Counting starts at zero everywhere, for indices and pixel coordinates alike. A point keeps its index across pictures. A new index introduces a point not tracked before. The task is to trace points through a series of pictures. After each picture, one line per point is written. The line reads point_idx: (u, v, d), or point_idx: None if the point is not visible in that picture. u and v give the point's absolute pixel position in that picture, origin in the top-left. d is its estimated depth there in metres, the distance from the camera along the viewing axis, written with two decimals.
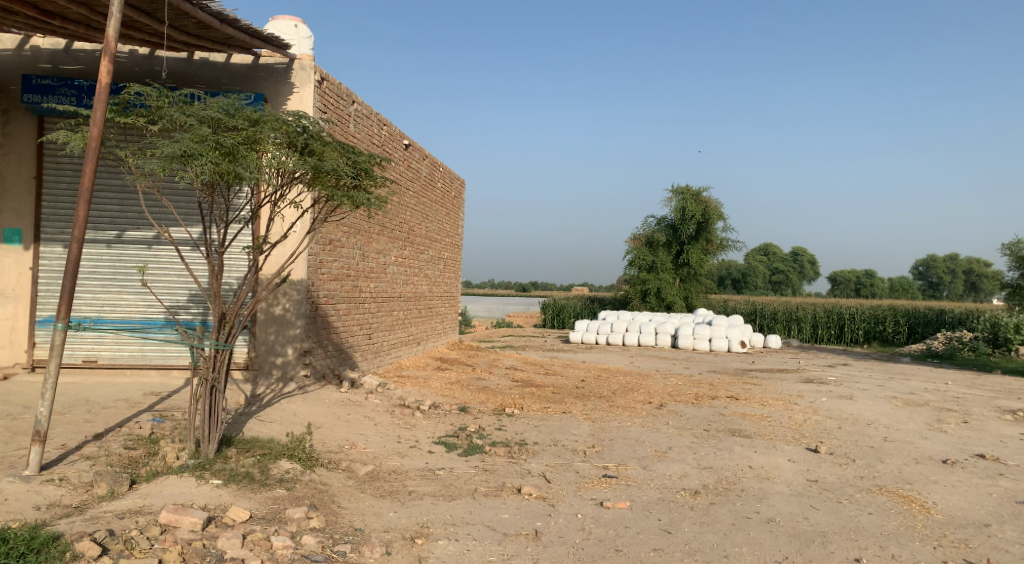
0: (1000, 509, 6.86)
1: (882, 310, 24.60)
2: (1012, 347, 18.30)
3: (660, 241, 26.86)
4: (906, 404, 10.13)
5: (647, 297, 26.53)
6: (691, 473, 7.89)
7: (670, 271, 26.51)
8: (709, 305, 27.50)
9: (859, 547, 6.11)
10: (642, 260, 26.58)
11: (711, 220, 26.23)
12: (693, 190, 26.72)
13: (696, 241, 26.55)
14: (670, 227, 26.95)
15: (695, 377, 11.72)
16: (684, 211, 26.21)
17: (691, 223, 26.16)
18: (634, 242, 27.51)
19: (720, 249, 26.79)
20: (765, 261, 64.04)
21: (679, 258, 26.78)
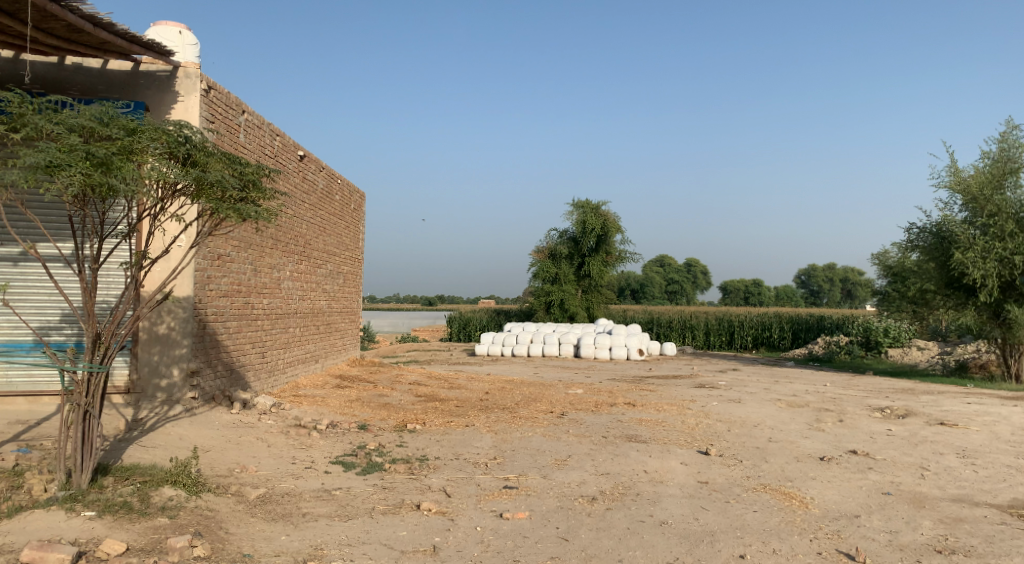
0: (869, 500, 7.36)
1: (768, 317, 25.99)
2: (882, 350, 19.73)
3: (563, 253, 27.38)
4: (789, 406, 10.70)
5: (551, 308, 26.96)
6: (590, 480, 8.04)
7: (573, 283, 27.06)
8: (610, 316, 28.16)
9: (744, 544, 6.40)
10: (546, 272, 27.03)
11: (611, 233, 26.95)
12: (593, 203, 27.41)
13: (597, 253, 27.20)
14: (572, 240, 27.52)
15: (596, 386, 11.96)
16: (584, 224, 26.82)
17: (591, 236, 26.79)
18: (537, 255, 27.86)
19: (619, 261, 27.52)
20: (660, 273, 66.13)
21: (581, 270, 27.34)
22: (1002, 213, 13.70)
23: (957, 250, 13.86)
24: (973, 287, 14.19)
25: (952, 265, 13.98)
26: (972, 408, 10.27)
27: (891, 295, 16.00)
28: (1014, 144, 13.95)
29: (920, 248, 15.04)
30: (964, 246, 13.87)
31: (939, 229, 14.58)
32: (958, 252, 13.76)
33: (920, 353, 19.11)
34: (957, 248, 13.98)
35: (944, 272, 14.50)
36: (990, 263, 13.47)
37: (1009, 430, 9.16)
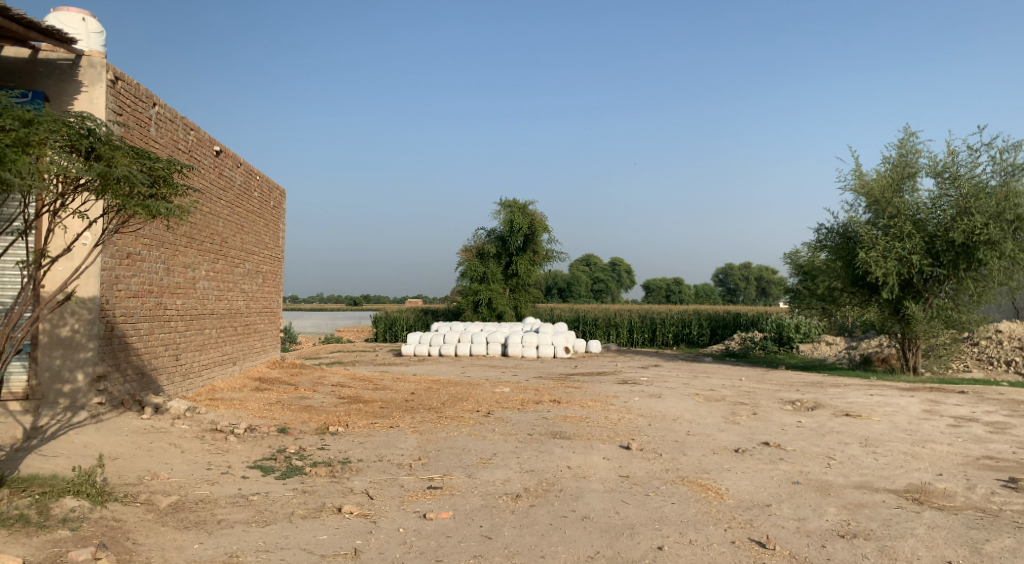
0: (779, 489, 7.69)
1: (688, 314, 26.81)
2: (794, 345, 20.70)
3: (490, 253, 27.44)
4: (707, 400, 11.06)
5: (479, 307, 27.03)
6: (514, 478, 8.08)
7: (500, 282, 27.17)
8: (537, 315, 28.45)
9: (662, 536, 6.57)
10: (474, 271, 27.03)
11: (538, 232, 27.16)
12: (520, 203, 27.56)
13: (524, 252, 27.38)
14: (500, 239, 27.60)
15: (522, 384, 12.04)
16: (511, 223, 26.95)
17: (519, 235, 26.93)
18: (465, 254, 27.82)
19: (546, 260, 27.81)
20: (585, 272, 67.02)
21: (508, 269, 27.46)
22: (901, 215, 14.55)
23: (862, 250, 14.60)
24: (876, 285, 15.00)
25: (856, 264, 14.73)
26: (874, 399, 10.87)
27: (801, 292, 16.79)
28: (911, 149, 14.81)
29: (828, 248, 15.76)
30: (867, 246, 14.62)
31: (844, 230, 15.40)
32: (862, 251, 14.50)
33: (828, 349, 20.12)
34: (862, 247, 14.73)
35: (850, 271, 15.26)
36: (891, 262, 14.26)
37: (906, 419, 9.74)
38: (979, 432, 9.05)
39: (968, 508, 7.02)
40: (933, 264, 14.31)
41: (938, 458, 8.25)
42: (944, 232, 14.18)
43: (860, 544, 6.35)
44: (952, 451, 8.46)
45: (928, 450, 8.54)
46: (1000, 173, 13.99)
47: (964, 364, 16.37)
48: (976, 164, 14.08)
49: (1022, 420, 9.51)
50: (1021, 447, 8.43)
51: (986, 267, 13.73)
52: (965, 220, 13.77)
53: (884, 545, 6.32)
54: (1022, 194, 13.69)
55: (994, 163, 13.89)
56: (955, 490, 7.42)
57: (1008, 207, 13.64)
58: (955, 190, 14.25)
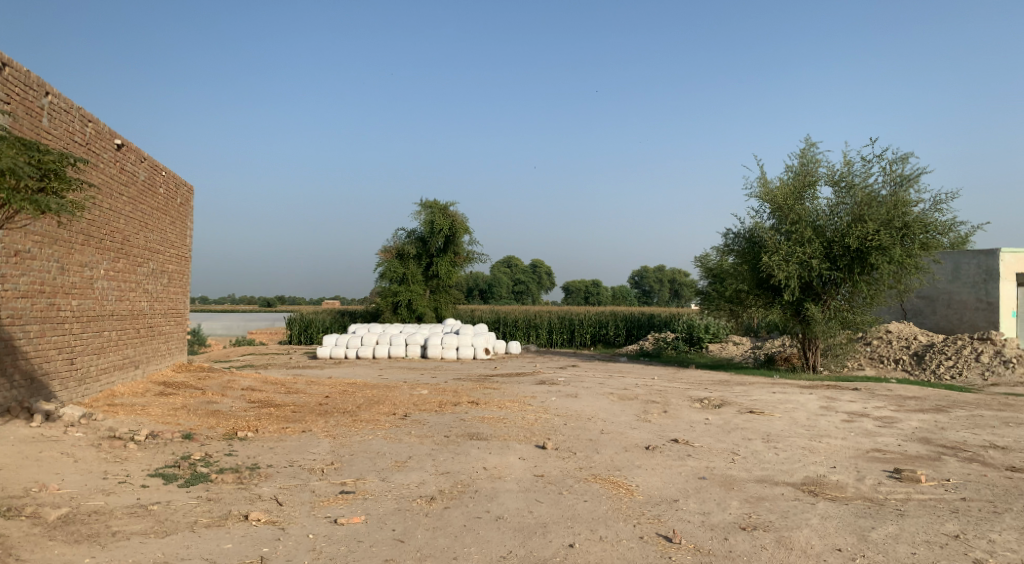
0: (687, 485, 7.95)
1: (605, 314, 27.38)
2: (704, 345, 21.45)
3: (410, 253, 27.22)
4: (620, 399, 11.34)
5: (398, 309, 26.78)
6: (429, 480, 8.04)
7: (420, 283, 26.99)
8: (457, 316, 28.44)
9: (574, 533, 6.69)
10: (393, 272, 26.74)
11: (458, 233, 27.14)
12: (441, 203, 27.46)
13: (444, 253, 27.30)
14: (420, 240, 27.42)
15: (440, 386, 12.02)
16: (432, 224, 26.79)
17: (439, 236, 26.84)
18: (384, 254, 27.43)
19: (467, 261, 27.81)
20: (506, 273, 67.27)
21: (429, 270, 27.31)
22: (802, 221, 15.31)
23: (766, 254, 15.30)
24: (779, 287, 15.71)
25: (761, 267, 15.40)
26: (776, 397, 11.40)
27: (710, 295, 17.11)
28: (811, 159, 15.61)
29: (735, 251, 16.49)
30: (771, 250, 15.34)
31: (750, 234, 16.12)
32: (766, 256, 15.18)
33: (735, 348, 20.97)
34: (766, 251, 15.43)
35: (755, 274, 15.92)
36: (792, 266, 14.98)
37: (804, 415, 10.26)
38: (869, 426, 9.63)
39: (858, 498, 7.46)
40: (830, 268, 15.14)
41: (832, 452, 8.73)
42: (840, 238, 15.06)
43: (759, 535, 6.65)
44: (845, 445, 8.96)
45: (824, 444, 9.02)
46: (890, 184, 14.93)
47: (858, 362, 17.38)
48: (868, 174, 14.98)
49: (907, 414, 10.19)
50: (906, 439, 9.03)
51: (878, 271, 14.64)
52: (859, 226, 14.65)
53: (781, 535, 6.63)
54: (909, 203, 14.64)
55: (884, 174, 14.82)
56: (846, 481, 7.87)
57: (897, 215, 14.61)
58: (850, 199, 15.15)
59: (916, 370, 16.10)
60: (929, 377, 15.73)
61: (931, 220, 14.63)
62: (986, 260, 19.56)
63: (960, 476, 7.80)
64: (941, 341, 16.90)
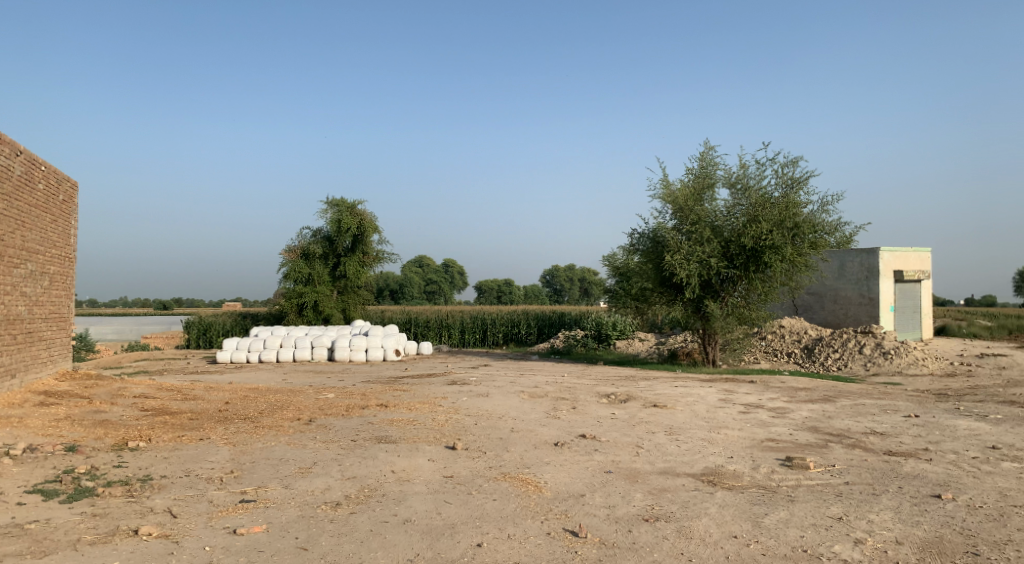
0: (593, 479, 8.10)
1: (518, 313, 27.65)
2: (611, 342, 21.97)
3: (316, 253, 26.58)
4: (530, 397, 11.45)
5: (304, 310, 26.10)
6: (335, 485, 7.85)
7: (327, 284, 26.40)
8: (367, 317, 28.03)
9: (482, 533, 6.69)
10: (298, 272, 26.04)
11: (366, 232, 26.71)
12: (348, 201, 26.92)
13: (352, 253, 26.81)
14: (326, 239, 26.82)
15: (348, 389, 11.77)
16: (339, 223, 26.24)
17: (347, 235, 26.34)
18: (288, 254, 26.61)
19: (376, 261, 27.43)
20: (419, 272, 66.66)
21: (336, 270, 26.76)
22: (702, 221, 15.93)
23: (668, 253, 15.80)
24: (680, 285, 16.27)
25: (664, 266, 15.90)
26: (678, 390, 11.81)
27: (617, 293, 17.46)
28: (710, 161, 16.23)
29: (640, 250, 16.90)
30: (673, 249, 15.86)
31: (653, 234, 16.58)
32: (669, 255, 15.68)
33: (641, 344, 21.60)
34: (668, 250, 15.93)
35: (658, 272, 16.40)
36: (693, 264, 15.56)
37: (704, 407, 10.67)
38: (763, 417, 10.12)
39: (753, 486, 7.81)
40: (728, 266, 15.82)
41: (730, 442, 9.11)
42: (736, 238, 15.76)
43: (661, 526, 6.85)
44: (741, 435, 9.37)
45: (723, 435, 9.40)
46: (782, 186, 15.72)
47: (754, 356, 18.23)
48: (762, 177, 15.74)
49: (798, 404, 10.77)
50: (797, 428, 9.54)
51: (771, 269, 15.41)
52: (754, 227, 15.37)
53: (682, 525, 6.86)
54: (799, 205, 15.49)
55: (776, 176, 15.60)
56: (743, 470, 8.23)
57: (789, 216, 15.42)
58: (746, 200, 15.86)
59: (807, 363, 17.07)
60: (818, 368, 16.72)
61: (818, 221, 15.53)
62: (867, 258, 20.96)
63: (844, 462, 8.31)
64: (828, 335, 17.99)
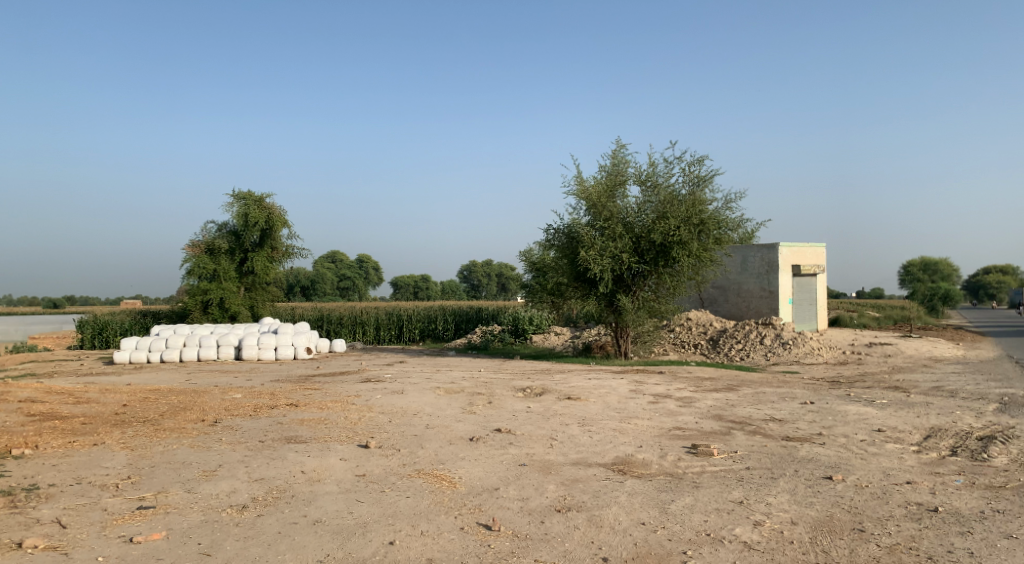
0: (507, 472, 8.16)
1: (434, 310, 27.55)
2: (527, 336, 22.20)
3: (222, 248, 25.63)
4: (446, 392, 11.42)
5: (209, 308, 25.10)
6: (241, 488, 7.59)
7: (234, 280, 25.51)
8: (277, 315, 27.29)
9: (394, 530, 6.62)
10: (203, 268, 25.01)
11: (276, 227, 26.03)
12: (256, 195, 26.11)
13: (261, 248, 26.05)
14: (233, 234, 25.95)
15: (257, 388, 11.41)
16: (246, 217, 25.45)
17: (255, 230, 25.58)
18: (192, 249, 25.48)
19: (286, 257, 26.76)
20: (333, 268, 65.23)
21: (244, 266, 25.92)
22: (614, 218, 16.29)
23: (582, 249, 16.07)
24: (594, 280, 16.59)
25: (578, 261, 16.17)
26: (591, 383, 12.05)
27: (533, 288, 17.60)
28: (622, 159, 16.61)
29: (556, 246, 17.09)
30: (586, 245, 16.13)
31: (568, 229, 16.82)
32: (583, 250, 15.95)
33: (557, 338, 21.95)
34: (582, 246, 16.19)
35: (573, 267, 16.65)
36: (606, 260, 15.91)
37: (616, 399, 10.93)
38: (671, 406, 10.46)
39: (661, 474, 8.06)
40: (639, 261, 16.26)
41: (640, 432, 9.37)
42: (647, 234, 16.21)
43: (573, 516, 6.97)
44: (650, 424, 9.66)
45: (633, 425, 9.66)
46: (689, 184, 16.28)
47: (663, 347, 18.82)
48: (670, 175, 16.24)
49: (704, 394, 11.20)
50: (702, 417, 9.91)
51: (678, 264, 15.95)
52: (663, 223, 15.86)
53: (592, 514, 7.00)
54: (705, 202, 16.09)
55: (683, 175, 16.14)
56: (652, 459, 8.48)
57: (695, 213, 15.98)
58: (655, 197, 16.34)
59: (712, 353, 17.77)
60: (721, 358, 17.42)
61: (722, 217, 16.18)
62: (767, 254, 21.98)
63: (746, 448, 8.69)
64: (732, 327, 18.83)
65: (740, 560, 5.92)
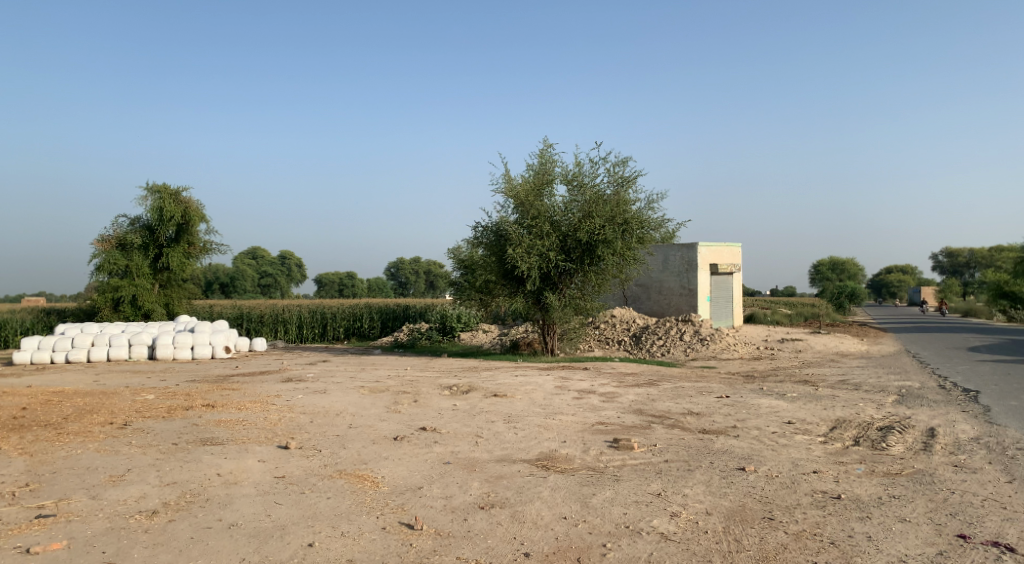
0: (431, 471, 8.13)
1: (360, 307, 27.20)
2: (455, 334, 22.18)
3: (134, 243, 24.54)
4: (370, 391, 11.28)
5: (119, 306, 24.01)
6: (152, 493, 7.29)
7: (147, 276, 24.50)
8: (194, 312, 26.39)
9: (313, 532, 6.50)
10: (113, 264, 23.86)
11: (192, 221, 25.14)
12: (171, 188, 25.12)
13: (176, 243, 25.09)
14: (146, 228, 24.87)
15: (170, 389, 10.98)
16: (161, 211, 24.44)
17: (169, 224, 24.62)
18: (101, 244, 24.26)
19: (204, 252, 25.87)
20: (253, 264, 63.32)
21: (158, 262, 24.90)
22: (541, 216, 16.44)
23: (510, 247, 16.16)
24: (521, 277, 16.70)
25: (506, 259, 16.24)
26: (518, 379, 12.13)
27: (461, 286, 17.57)
28: (549, 158, 16.78)
29: (484, 243, 17.11)
30: (514, 243, 16.22)
31: (496, 227, 16.87)
32: (510, 248, 16.04)
33: (485, 336, 22.00)
34: (510, 244, 16.28)
35: (501, 265, 16.71)
36: (533, 257, 16.05)
37: (541, 395, 11.04)
38: (595, 401, 10.65)
39: (583, 468, 8.19)
40: (565, 259, 16.49)
41: (563, 428, 9.50)
42: (573, 232, 16.44)
43: (496, 513, 7.01)
44: (574, 420, 9.80)
45: (557, 421, 9.78)
46: (613, 184, 16.61)
47: (588, 343, 19.12)
48: (596, 175, 16.53)
49: (626, 389, 11.45)
50: (624, 412, 10.13)
51: (604, 262, 16.27)
52: (589, 222, 16.12)
53: (515, 510, 7.06)
54: (629, 202, 16.47)
55: (608, 175, 16.45)
56: (575, 454, 8.61)
57: (619, 213, 16.32)
58: (581, 197, 16.59)
59: (635, 349, 18.16)
60: (644, 354, 17.85)
61: (646, 217, 16.59)
62: (687, 253, 22.65)
63: (665, 441, 8.93)
64: (654, 324, 19.35)
65: (656, 550, 6.08)
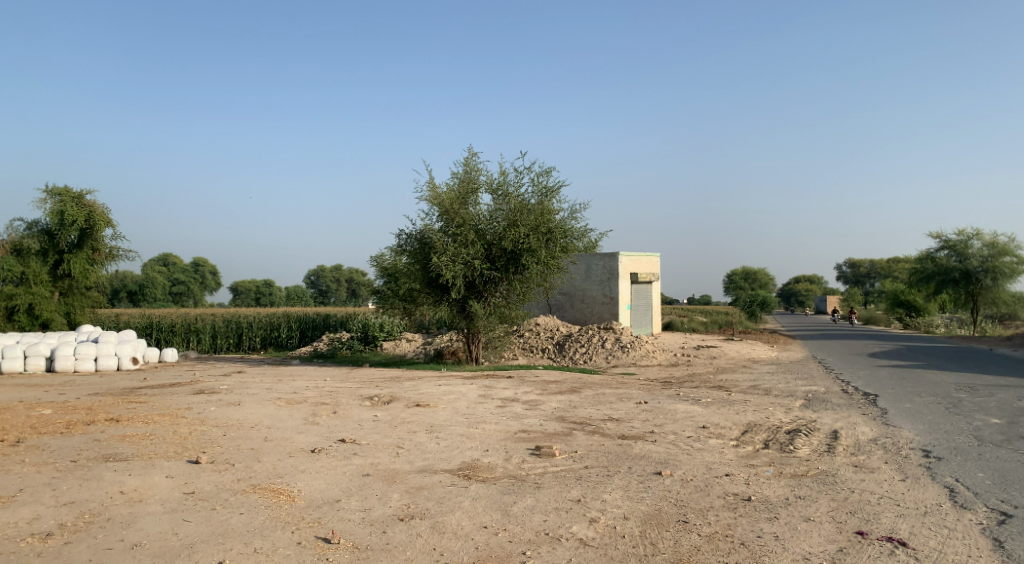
0: (350, 483, 7.96)
1: (278, 317, 26.45)
2: (377, 343, 21.83)
3: (31, 249, 23.10)
4: (287, 403, 10.96)
5: (14, 315, 22.56)
6: (47, 514, 6.85)
7: (46, 284, 23.12)
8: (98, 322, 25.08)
9: (223, 550, 6.25)
10: (7, 271, 22.41)
11: (96, 226, 23.90)
12: (74, 191, 23.82)
13: (79, 249, 23.80)
14: (45, 233, 23.47)
15: (70, 403, 10.37)
16: (62, 215, 23.12)
17: (71, 229, 23.31)
18: None
19: (109, 259, 24.64)
20: (165, 272, 60.92)
21: (58, 269, 23.54)
22: (467, 224, 16.42)
23: (435, 255, 16.04)
24: (446, 286, 16.62)
25: (430, 267, 16.13)
26: (440, 389, 12.06)
27: (384, 294, 17.23)
28: (474, 167, 16.79)
29: (408, 251, 16.93)
30: (439, 251, 16.13)
31: (420, 235, 16.74)
32: (435, 256, 15.94)
33: (408, 345, 21.74)
34: (435, 252, 16.18)
35: (426, 273, 16.58)
36: (458, 266, 15.99)
37: (464, 404, 11.00)
38: (517, 409, 10.69)
39: (504, 477, 8.20)
40: (490, 268, 16.53)
41: (485, 436, 9.49)
42: (498, 240, 16.51)
43: (415, 524, 6.92)
44: (496, 428, 9.81)
45: (479, 429, 9.77)
46: (538, 194, 16.78)
47: (513, 351, 19.19)
48: (520, 184, 16.65)
49: (548, 396, 11.55)
50: (546, 419, 10.21)
51: (528, 270, 16.40)
52: (514, 231, 16.22)
53: (435, 521, 6.99)
54: (553, 212, 16.66)
55: (533, 185, 16.61)
56: (496, 462, 8.62)
57: (543, 222, 16.49)
58: (506, 205, 16.68)
59: (559, 357, 18.35)
60: (567, 362, 18.08)
61: (569, 227, 16.83)
62: (608, 262, 23.12)
63: (585, 447, 9.06)
64: (577, 332, 19.65)
65: (575, 557, 6.14)
